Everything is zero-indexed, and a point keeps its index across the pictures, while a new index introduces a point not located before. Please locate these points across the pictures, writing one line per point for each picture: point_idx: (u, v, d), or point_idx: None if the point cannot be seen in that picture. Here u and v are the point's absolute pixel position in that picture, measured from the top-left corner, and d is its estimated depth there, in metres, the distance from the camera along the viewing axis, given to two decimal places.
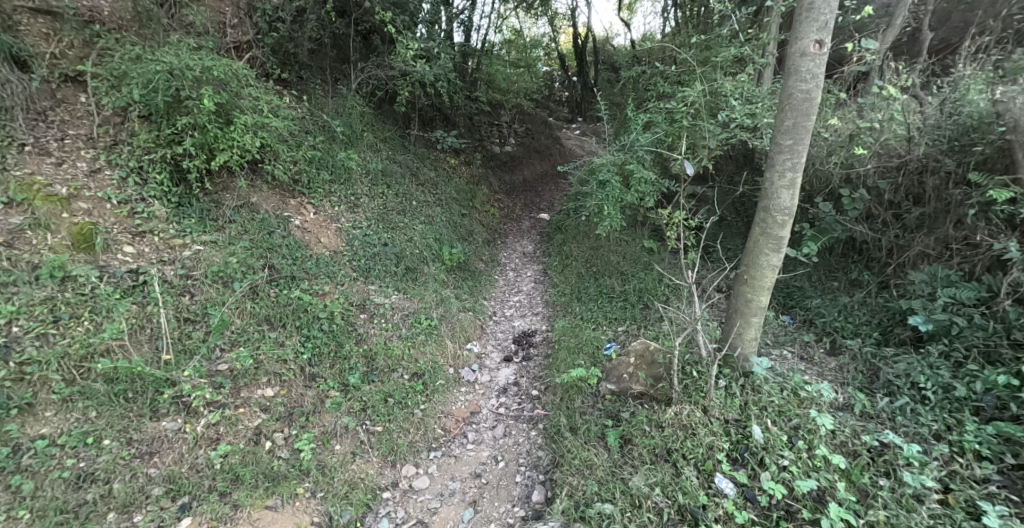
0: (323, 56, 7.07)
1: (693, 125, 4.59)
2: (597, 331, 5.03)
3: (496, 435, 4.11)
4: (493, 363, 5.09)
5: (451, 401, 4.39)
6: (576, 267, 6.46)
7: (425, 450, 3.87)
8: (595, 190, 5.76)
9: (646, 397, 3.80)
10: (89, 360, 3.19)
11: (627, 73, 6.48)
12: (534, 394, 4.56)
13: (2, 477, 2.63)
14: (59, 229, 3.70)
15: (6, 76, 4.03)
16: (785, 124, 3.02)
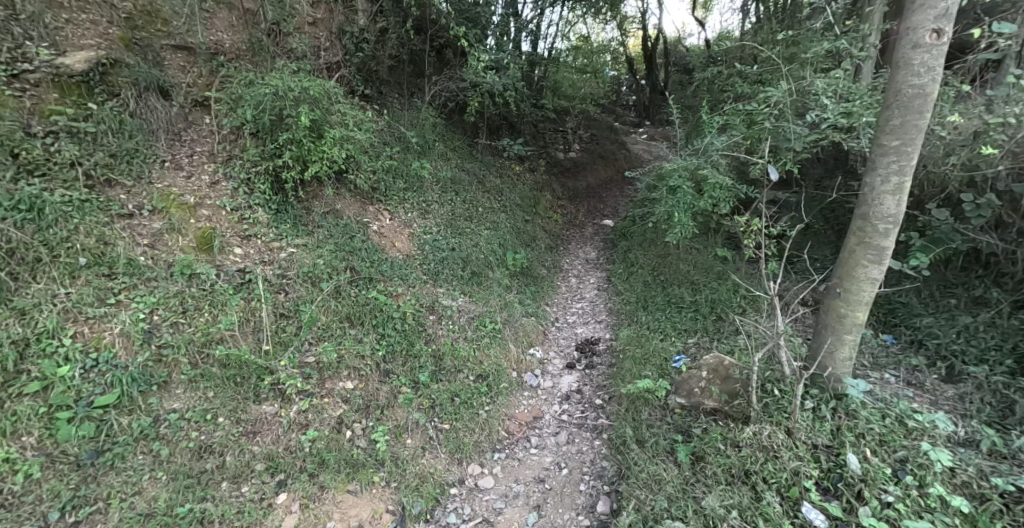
0: (401, 71, 7.56)
1: (777, 126, 4.37)
2: (663, 342, 4.94)
3: (558, 441, 4.18)
4: (555, 369, 5.16)
5: (513, 404, 4.53)
6: (642, 275, 6.37)
7: (490, 450, 4.02)
8: (665, 198, 5.66)
9: (720, 413, 3.70)
10: (208, 346, 3.66)
11: (702, 75, 6.30)
12: (597, 403, 4.58)
13: (146, 442, 3.08)
14: (187, 233, 4.29)
15: (153, 103, 4.76)
16: (892, 123, 2.85)
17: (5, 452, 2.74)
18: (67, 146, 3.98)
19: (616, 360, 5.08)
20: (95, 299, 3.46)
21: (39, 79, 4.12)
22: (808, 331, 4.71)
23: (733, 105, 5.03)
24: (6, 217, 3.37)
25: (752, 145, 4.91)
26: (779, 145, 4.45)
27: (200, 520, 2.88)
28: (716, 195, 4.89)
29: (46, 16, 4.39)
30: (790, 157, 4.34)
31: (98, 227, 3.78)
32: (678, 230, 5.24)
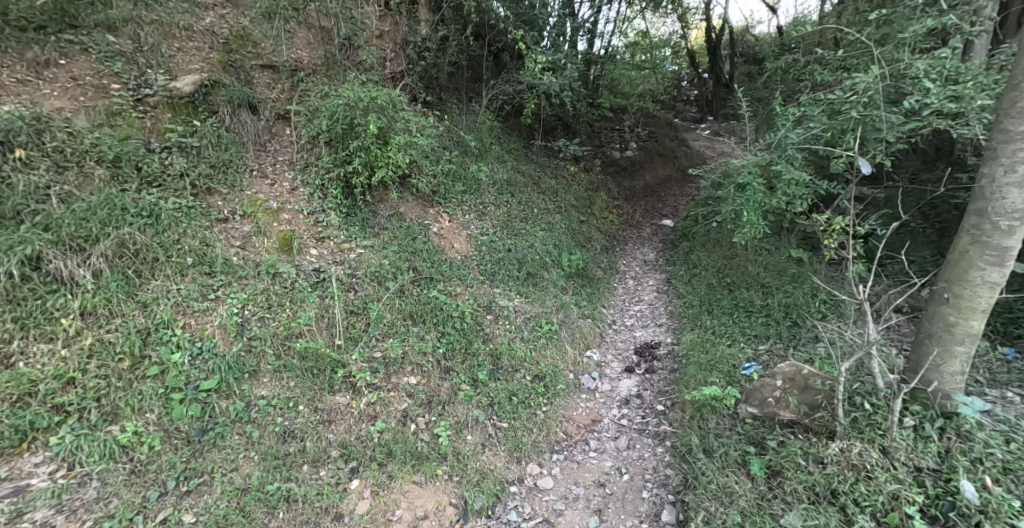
0: (460, 77, 7.79)
1: (865, 116, 4.04)
2: (730, 348, 4.75)
3: (619, 446, 4.14)
4: (613, 372, 5.10)
5: (571, 406, 4.53)
6: (707, 278, 6.14)
7: (548, 451, 4.05)
8: (733, 198, 5.44)
9: (799, 427, 3.52)
10: (290, 339, 3.97)
11: (775, 64, 5.95)
12: (659, 409, 4.48)
13: (241, 424, 3.40)
14: (271, 235, 4.68)
15: (243, 116, 5.24)
16: (1019, 105, 2.62)
17: (134, 425, 3.14)
18: (178, 159, 4.53)
19: (679, 366, 4.93)
20: (199, 294, 3.87)
21: (157, 102, 4.76)
22: (902, 341, 4.33)
23: (813, 95, 4.72)
24: (132, 222, 3.89)
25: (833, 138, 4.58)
26: (868, 135, 4.12)
27: (286, 499, 3.14)
28: (791, 192, 4.62)
29: (162, 46, 5.11)
30: (881, 149, 4.00)
31: (200, 230, 4.23)
32: (748, 230, 5.00)
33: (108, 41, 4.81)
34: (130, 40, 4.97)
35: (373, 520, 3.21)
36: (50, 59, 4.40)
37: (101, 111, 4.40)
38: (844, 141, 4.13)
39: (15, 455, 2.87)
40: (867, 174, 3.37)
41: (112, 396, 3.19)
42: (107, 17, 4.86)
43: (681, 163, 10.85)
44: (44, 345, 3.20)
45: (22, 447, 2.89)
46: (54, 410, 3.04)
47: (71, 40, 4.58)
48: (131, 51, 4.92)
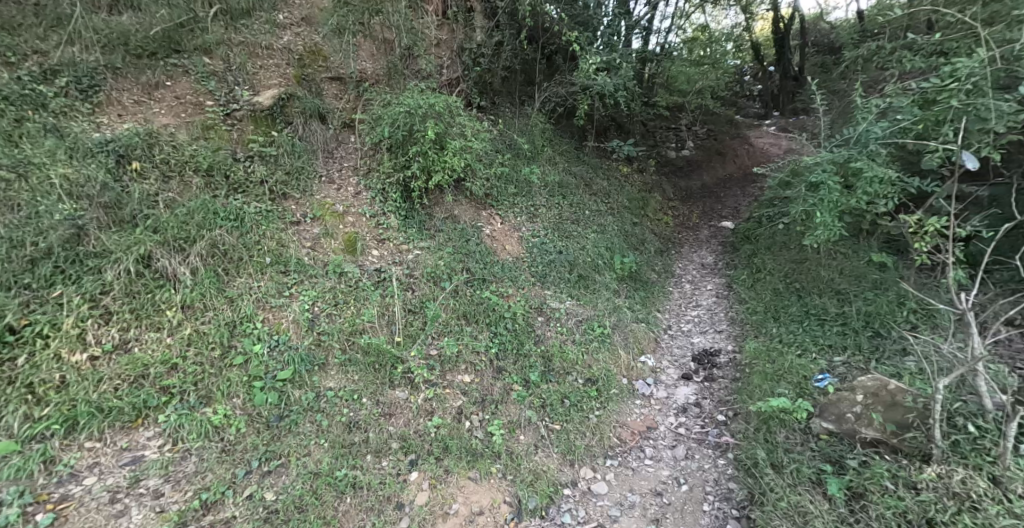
0: (513, 81, 7.91)
1: (967, 105, 3.68)
2: (799, 358, 4.50)
3: (676, 455, 4.04)
4: (669, 379, 4.97)
5: (625, 411, 4.46)
6: (772, 283, 5.84)
7: (602, 456, 4.01)
8: (803, 198, 5.15)
9: (884, 447, 3.33)
10: (354, 334, 4.20)
11: (855, 52, 5.54)
12: (720, 419, 4.33)
13: (312, 413, 3.63)
14: (337, 237, 4.98)
15: (314, 126, 5.62)
16: None
17: (223, 408, 3.45)
18: (259, 167, 4.95)
19: (741, 375, 4.74)
20: (276, 291, 4.21)
21: (242, 115, 5.23)
22: (1017, 356, 3.93)
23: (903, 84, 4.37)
24: (221, 225, 4.31)
25: (926, 130, 4.22)
26: (970, 127, 3.74)
27: (353, 485, 3.31)
28: (873, 190, 4.27)
29: (247, 65, 5.65)
30: (987, 141, 3.62)
31: (277, 232, 4.59)
32: (821, 232, 4.70)
33: (204, 62, 5.44)
34: (221, 61, 5.57)
35: (432, 511, 3.32)
36: (159, 81, 5.11)
37: (197, 125, 4.96)
38: (941, 133, 3.78)
39: (132, 428, 3.27)
40: (975, 169, 3.19)
41: (206, 381, 3.53)
42: (204, 41, 5.49)
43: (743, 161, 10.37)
44: (153, 333, 3.63)
45: (137, 422, 3.29)
46: (162, 392, 3.43)
47: (176, 64, 5.27)
48: (222, 70, 5.50)
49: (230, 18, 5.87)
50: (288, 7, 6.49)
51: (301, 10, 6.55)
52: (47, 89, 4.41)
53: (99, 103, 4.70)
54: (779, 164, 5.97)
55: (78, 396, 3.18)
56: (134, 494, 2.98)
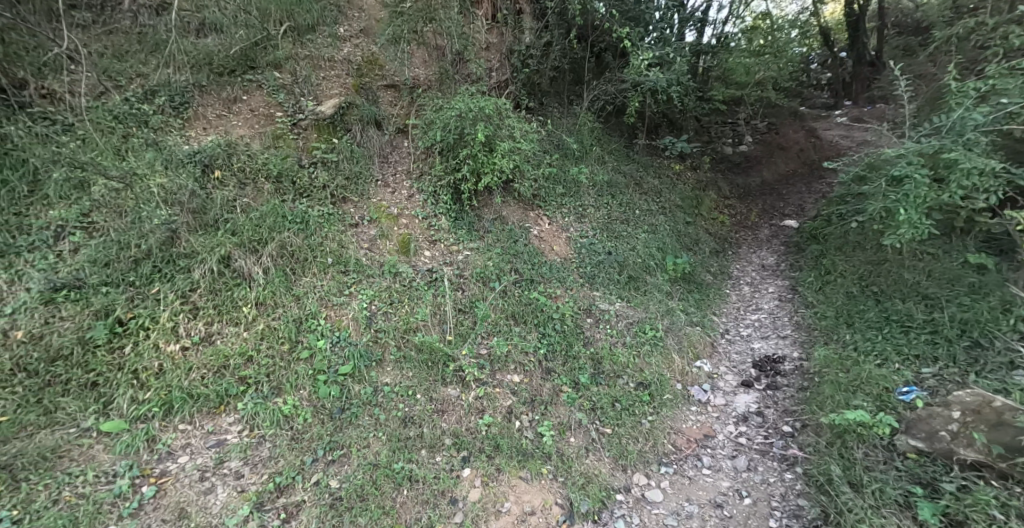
0: (561, 81, 7.87)
1: None
2: (879, 368, 4.22)
3: (736, 466, 3.88)
4: (728, 385, 4.78)
5: (680, 418, 4.33)
6: (845, 287, 5.48)
7: (656, 462, 3.91)
8: (881, 193, 4.78)
9: (987, 468, 3.15)
10: (409, 332, 4.35)
11: (947, 31, 5.06)
12: (785, 430, 4.13)
13: (370, 407, 3.79)
14: (392, 238, 5.18)
15: (371, 133, 5.88)
16: None
17: (292, 399, 3.68)
18: (322, 173, 5.27)
19: (809, 384, 4.48)
20: (337, 290, 4.44)
21: (307, 125, 5.60)
22: None
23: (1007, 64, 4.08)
24: (289, 228, 4.62)
25: None
26: None
27: (409, 477, 3.40)
28: (971, 183, 3.89)
29: (312, 77, 6.02)
30: None
31: (338, 235, 4.85)
32: (904, 230, 4.32)
33: (275, 76, 5.86)
34: (290, 74, 5.97)
35: (484, 508, 3.34)
36: (237, 96, 5.60)
37: (269, 135, 5.37)
38: None
39: (216, 414, 3.56)
40: None
41: (277, 373, 3.79)
42: (276, 57, 5.93)
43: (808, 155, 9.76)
44: (232, 328, 3.97)
45: (220, 408, 3.58)
46: (240, 382, 3.72)
47: (251, 79, 5.74)
48: (290, 83, 5.90)
49: (297, 34, 6.28)
50: (348, 20, 6.89)
51: (360, 23, 6.93)
52: (149, 107, 5.07)
53: (188, 118, 5.27)
54: (853, 157, 5.56)
55: (172, 382, 3.54)
56: (219, 473, 3.25)
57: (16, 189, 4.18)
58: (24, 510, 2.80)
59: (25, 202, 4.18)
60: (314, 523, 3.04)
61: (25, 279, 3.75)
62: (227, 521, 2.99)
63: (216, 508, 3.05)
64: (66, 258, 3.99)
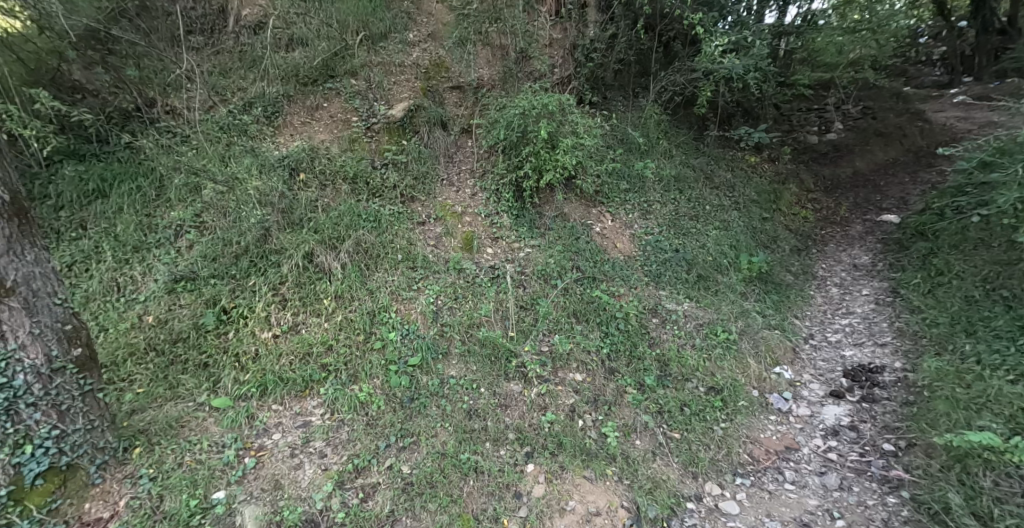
0: (626, 74, 7.68)
1: None
2: (1012, 384, 3.72)
3: (825, 484, 3.60)
4: (814, 395, 4.45)
5: (757, 427, 4.08)
6: (965, 290, 4.92)
7: (730, 473, 3.72)
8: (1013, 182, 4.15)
9: None
10: (473, 327, 4.46)
11: None
12: (887, 448, 3.78)
13: (437, 397, 3.92)
14: (456, 235, 5.33)
15: (438, 134, 6.09)
16: None
17: (369, 388, 3.88)
18: (392, 175, 5.55)
19: (915, 399, 4.09)
20: (406, 285, 4.67)
21: (379, 128, 5.90)
22: None
23: None
24: (363, 226, 4.94)
25: None
26: None
27: (475, 468, 3.47)
28: None
29: (384, 82, 6.32)
30: None
31: (406, 232, 5.10)
32: None
33: (351, 83, 6.23)
34: (364, 81, 6.32)
35: (549, 505, 3.31)
36: (319, 104, 6.02)
37: (346, 139, 5.74)
38: None
39: (302, 397, 3.85)
40: None
41: (353, 362, 4.03)
42: (352, 66, 6.30)
43: (919, 139, 8.55)
44: (315, 318, 4.28)
45: (306, 392, 3.86)
46: (322, 368, 3.99)
47: (331, 87, 6.14)
48: (364, 89, 6.24)
49: (371, 42, 6.62)
50: (417, 25, 7.06)
51: (427, 27, 7.12)
52: (247, 118, 5.67)
53: (278, 126, 5.79)
54: (974, 142, 4.86)
55: (267, 366, 3.88)
56: (306, 451, 3.48)
57: (147, 193, 5.04)
58: (157, 470, 3.16)
59: (153, 205, 5.00)
60: (389, 506, 3.17)
61: (154, 272, 4.44)
62: (313, 496, 3.18)
63: (304, 483, 3.27)
64: (184, 253, 4.61)
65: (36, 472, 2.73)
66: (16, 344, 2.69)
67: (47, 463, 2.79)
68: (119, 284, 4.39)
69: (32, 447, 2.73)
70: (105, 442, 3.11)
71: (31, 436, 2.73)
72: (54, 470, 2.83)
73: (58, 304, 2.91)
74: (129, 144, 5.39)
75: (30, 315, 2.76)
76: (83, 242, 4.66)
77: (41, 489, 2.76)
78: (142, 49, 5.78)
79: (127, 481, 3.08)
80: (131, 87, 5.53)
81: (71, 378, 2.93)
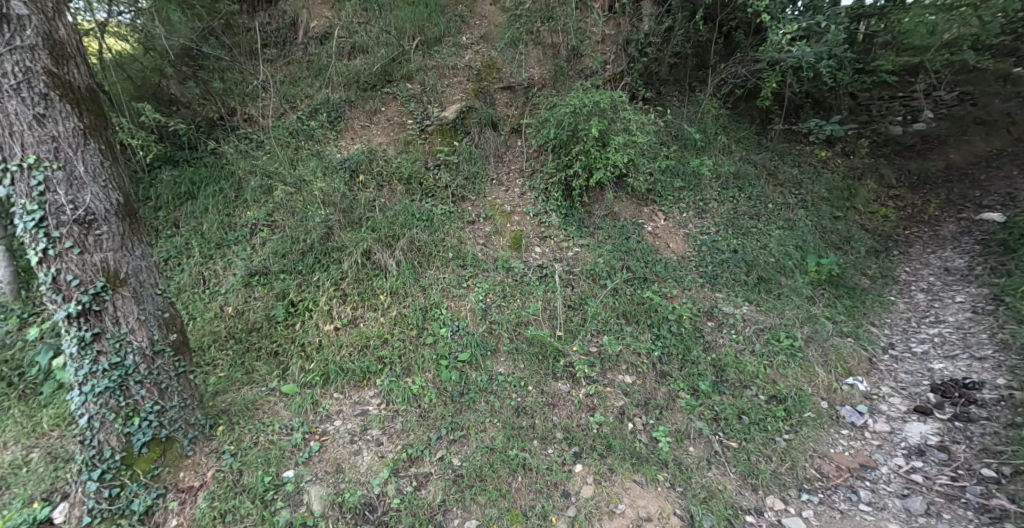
0: (683, 67, 7.41)
1: None
2: None
3: (909, 508, 3.31)
4: (895, 410, 4.10)
5: (826, 441, 3.83)
6: None
7: (795, 488, 3.50)
8: None
9: None
10: (521, 325, 4.51)
11: None
12: (985, 474, 3.43)
13: (486, 393, 3.99)
14: (505, 234, 5.39)
15: (489, 134, 6.19)
16: None
17: (421, 382, 4.02)
18: (444, 175, 5.71)
19: (1022, 421, 3.67)
20: (456, 283, 4.79)
21: (432, 130, 6.07)
22: None
23: None
24: (417, 225, 5.13)
25: None
26: None
27: (524, 465, 3.50)
28: None
29: (437, 85, 6.51)
30: None
31: (457, 231, 5.23)
32: None
33: (406, 87, 6.46)
34: (419, 85, 6.53)
35: (597, 507, 3.29)
36: (378, 108, 6.29)
37: (401, 142, 5.97)
38: None
39: (361, 387, 4.04)
40: None
41: (407, 356, 4.19)
42: (408, 70, 6.53)
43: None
44: (372, 313, 4.50)
45: (363, 383, 4.06)
46: (379, 361, 4.18)
47: (388, 92, 6.40)
48: (419, 93, 6.45)
49: (426, 47, 6.83)
50: (470, 29, 7.25)
51: (480, 30, 7.24)
52: (314, 123, 6.05)
53: (340, 130, 6.11)
54: None
55: (329, 356, 4.13)
56: (364, 438, 3.66)
57: (228, 194, 5.51)
58: (237, 447, 3.45)
59: (233, 206, 5.45)
60: (440, 495, 3.28)
61: (233, 267, 4.83)
62: (371, 481, 3.34)
63: (363, 468, 3.44)
64: (258, 249, 5.00)
65: (142, 441, 3.14)
66: (128, 327, 3.06)
67: (151, 434, 3.19)
68: (204, 277, 4.83)
69: (139, 419, 3.14)
70: (196, 418, 3.45)
71: (138, 409, 3.14)
72: (156, 440, 3.22)
73: (160, 293, 3.23)
74: (214, 150, 5.94)
75: (138, 303, 3.10)
76: (176, 239, 5.18)
77: (146, 457, 3.17)
78: (226, 63, 6.33)
79: (212, 455, 3.39)
80: (216, 98, 6.11)
81: (169, 360, 3.28)
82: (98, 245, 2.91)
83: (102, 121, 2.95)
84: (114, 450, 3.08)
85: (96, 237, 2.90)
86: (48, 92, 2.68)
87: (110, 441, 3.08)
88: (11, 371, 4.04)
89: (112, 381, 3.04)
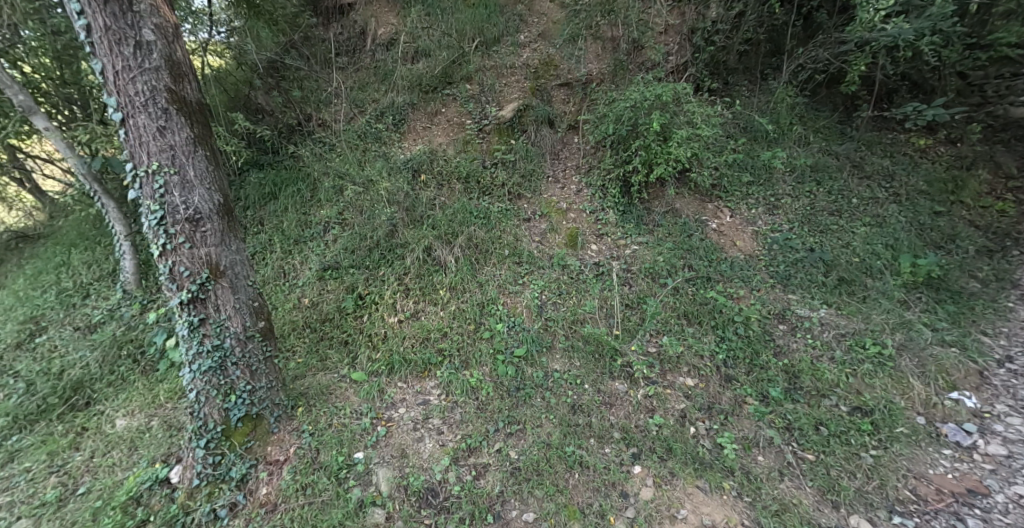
0: (754, 54, 6.88)
1: None
2: None
3: None
4: (1015, 433, 3.62)
5: (923, 461, 3.47)
6: None
7: (885, 509, 3.21)
8: None
9: None
10: (577, 323, 4.50)
11: None
12: None
13: (541, 389, 4.02)
14: (561, 231, 5.39)
15: (546, 131, 6.18)
16: None
17: (478, 376, 4.12)
18: (501, 173, 5.81)
19: None
20: (512, 279, 4.87)
21: (490, 129, 6.19)
22: None
23: None
24: (474, 222, 5.27)
25: None
26: None
27: (581, 463, 3.49)
28: None
29: (496, 85, 6.61)
30: None
31: (513, 229, 5.30)
32: None
33: (466, 88, 6.64)
34: (477, 85, 6.68)
35: (658, 510, 3.22)
36: (438, 109, 6.50)
37: (459, 142, 6.14)
38: None
39: (422, 378, 4.21)
40: None
41: (467, 348, 4.33)
42: (468, 71, 6.70)
43: None
44: (433, 307, 4.68)
45: (425, 373, 4.23)
46: (439, 353, 4.35)
47: (448, 94, 6.60)
48: (477, 93, 6.59)
49: (485, 48, 6.96)
50: (528, 27, 7.28)
51: (538, 28, 7.26)
52: (380, 126, 6.37)
53: (404, 131, 6.41)
54: None
55: (393, 347, 4.36)
56: (426, 427, 3.81)
57: (305, 195, 5.94)
58: (315, 427, 3.73)
59: (309, 205, 5.87)
60: (498, 486, 3.36)
61: (309, 262, 5.22)
62: (433, 467, 3.49)
63: (426, 455, 3.59)
64: (330, 245, 5.36)
65: (237, 416, 3.51)
66: (226, 314, 3.42)
67: (244, 410, 3.55)
68: (285, 271, 5.25)
69: (235, 396, 3.50)
70: (281, 400, 3.78)
71: (234, 388, 3.50)
72: (248, 416, 3.58)
73: (251, 285, 3.57)
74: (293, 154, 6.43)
75: (233, 292, 3.44)
76: (261, 235, 5.67)
77: (241, 430, 3.54)
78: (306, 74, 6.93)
79: (294, 432, 3.70)
80: (295, 106, 6.63)
81: (259, 345, 3.61)
82: (204, 240, 3.27)
83: (208, 131, 3.28)
84: (216, 423, 3.47)
85: (202, 233, 3.26)
86: (169, 106, 3.03)
87: (213, 415, 3.46)
88: (134, 349, 4.63)
89: (214, 361, 3.40)
